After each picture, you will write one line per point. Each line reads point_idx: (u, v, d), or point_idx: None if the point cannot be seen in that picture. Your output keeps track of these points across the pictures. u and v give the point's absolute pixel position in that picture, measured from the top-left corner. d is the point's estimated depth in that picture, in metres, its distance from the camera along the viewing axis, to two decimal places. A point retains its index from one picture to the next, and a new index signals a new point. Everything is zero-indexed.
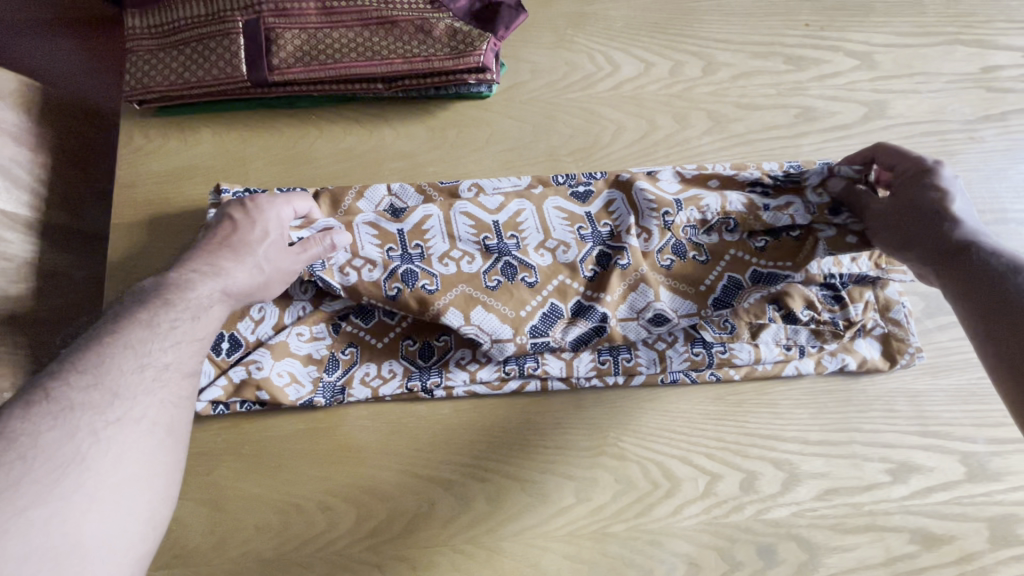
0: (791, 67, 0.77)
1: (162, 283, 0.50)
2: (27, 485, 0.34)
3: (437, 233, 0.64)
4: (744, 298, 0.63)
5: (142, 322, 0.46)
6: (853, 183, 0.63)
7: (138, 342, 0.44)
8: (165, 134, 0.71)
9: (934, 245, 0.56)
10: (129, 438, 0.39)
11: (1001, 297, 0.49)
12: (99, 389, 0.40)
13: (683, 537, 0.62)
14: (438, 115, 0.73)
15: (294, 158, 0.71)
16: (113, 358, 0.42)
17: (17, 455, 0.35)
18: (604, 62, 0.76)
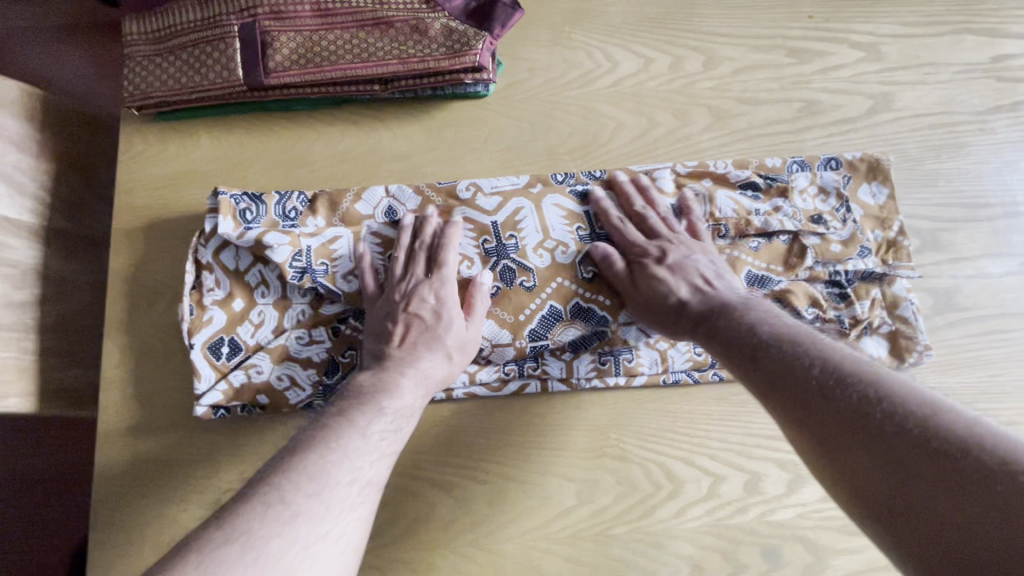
0: (794, 61, 0.75)
1: (375, 381, 0.57)
2: (265, 567, 0.42)
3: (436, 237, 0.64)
4: None
5: (360, 426, 0.52)
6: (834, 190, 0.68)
7: (357, 449, 0.51)
8: (164, 140, 0.71)
9: (676, 317, 0.60)
10: (314, 561, 0.45)
11: (763, 368, 0.51)
12: (303, 496, 0.47)
13: (686, 539, 0.62)
14: (437, 115, 0.72)
15: (294, 162, 0.71)
16: (341, 452, 0.50)
17: (265, 537, 0.43)
18: (603, 59, 0.75)
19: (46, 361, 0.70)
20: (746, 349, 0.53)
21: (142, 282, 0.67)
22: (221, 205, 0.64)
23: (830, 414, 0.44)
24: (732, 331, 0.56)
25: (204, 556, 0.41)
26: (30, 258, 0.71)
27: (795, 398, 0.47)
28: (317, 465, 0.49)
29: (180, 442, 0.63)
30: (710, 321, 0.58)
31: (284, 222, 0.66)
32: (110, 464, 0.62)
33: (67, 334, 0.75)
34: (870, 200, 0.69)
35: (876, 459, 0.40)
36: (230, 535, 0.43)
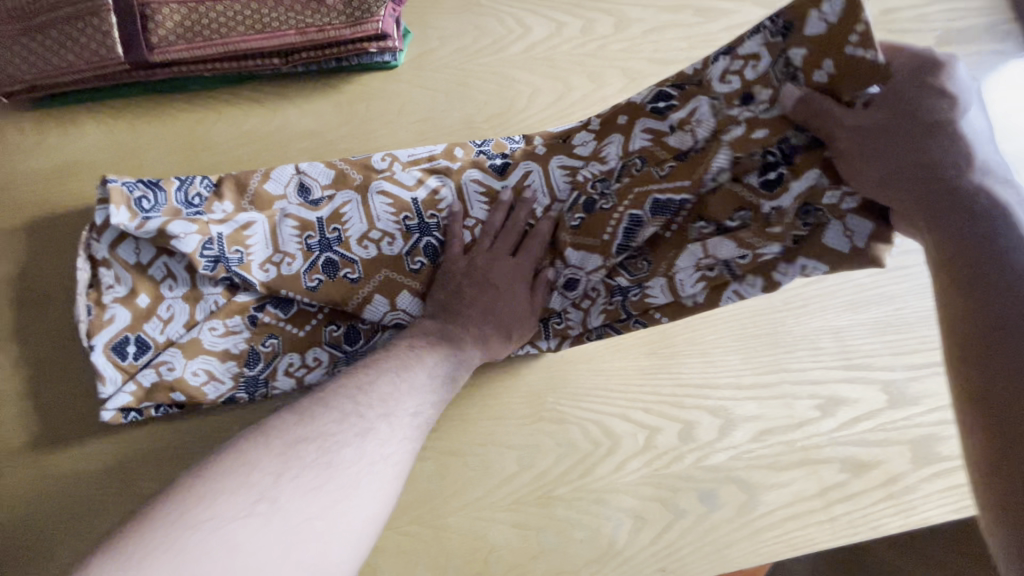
0: (702, 19, 0.76)
1: (445, 333, 0.57)
2: (328, 485, 0.42)
3: (354, 219, 0.61)
4: (638, 239, 0.55)
5: (420, 368, 0.53)
6: (775, 45, 0.47)
7: (424, 388, 0.53)
8: (41, 129, 0.65)
9: (924, 189, 0.44)
10: (375, 480, 0.44)
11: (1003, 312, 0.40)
12: (371, 414, 0.48)
13: (626, 492, 0.63)
14: (345, 88, 0.69)
15: (194, 145, 0.67)
16: (399, 392, 0.51)
17: (326, 460, 0.43)
18: (514, 25, 0.73)
19: None
20: (957, 215, 0.43)
21: (29, 285, 0.62)
22: (112, 193, 0.59)
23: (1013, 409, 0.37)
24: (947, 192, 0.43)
25: (282, 449, 0.43)
26: None
27: (974, 287, 0.41)
28: (384, 395, 0.50)
29: (89, 450, 0.59)
30: (921, 180, 0.44)
31: (187, 210, 0.61)
32: (12, 484, 0.58)
33: None
34: (819, 28, 0.45)
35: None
36: (303, 439, 0.44)
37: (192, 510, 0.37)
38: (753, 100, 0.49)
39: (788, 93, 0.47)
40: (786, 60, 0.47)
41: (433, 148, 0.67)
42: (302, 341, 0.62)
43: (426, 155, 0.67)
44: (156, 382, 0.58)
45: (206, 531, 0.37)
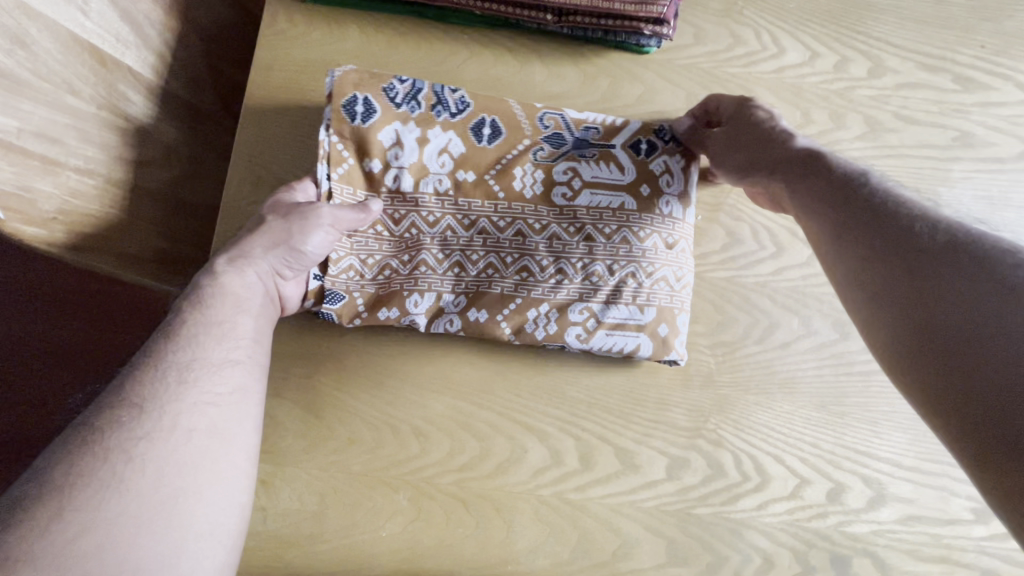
0: (958, 88, 0.73)
1: (215, 298, 0.51)
2: (139, 466, 0.42)
3: (566, 221, 0.62)
4: (524, 249, 0.61)
5: (204, 322, 0.50)
6: (353, 105, 0.58)
7: (210, 338, 0.49)
8: (310, 22, 0.67)
9: (854, 213, 0.53)
10: (209, 419, 0.46)
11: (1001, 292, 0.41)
12: (180, 400, 0.45)
13: (763, 532, 0.63)
14: (595, 62, 0.69)
15: (439, 76, 0.68)
16: (192, 341, 0.48)
17: (145, 433, 0.43)
18: (769, 42, 0.72)
19: (141, 226, 0.69)
20: (908, 255, 0.48)
21: (268, 166, 0.65)
22: (329, 151, 0.59)
23: (968, 362, 0.40)
24: (886, 211, 0.51)
25: (102, 447, 0.41)
26: (144, 117, 0.69)
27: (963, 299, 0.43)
28: (182, 360, 0.47)
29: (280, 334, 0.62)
30: (820, 197, 0.55)
31: (432, 162, 0.60)
32: None
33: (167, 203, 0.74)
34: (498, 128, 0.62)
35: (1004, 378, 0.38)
36: (123, 429, 0.43)
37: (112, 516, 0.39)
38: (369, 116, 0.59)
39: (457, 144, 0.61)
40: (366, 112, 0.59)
41: (603, 141, 0.63)
42: (495, 298, 0.60)
43: (595, 151, 0.63)
44: (337, 322, 0.60)
45: (91, 542, 0.38)
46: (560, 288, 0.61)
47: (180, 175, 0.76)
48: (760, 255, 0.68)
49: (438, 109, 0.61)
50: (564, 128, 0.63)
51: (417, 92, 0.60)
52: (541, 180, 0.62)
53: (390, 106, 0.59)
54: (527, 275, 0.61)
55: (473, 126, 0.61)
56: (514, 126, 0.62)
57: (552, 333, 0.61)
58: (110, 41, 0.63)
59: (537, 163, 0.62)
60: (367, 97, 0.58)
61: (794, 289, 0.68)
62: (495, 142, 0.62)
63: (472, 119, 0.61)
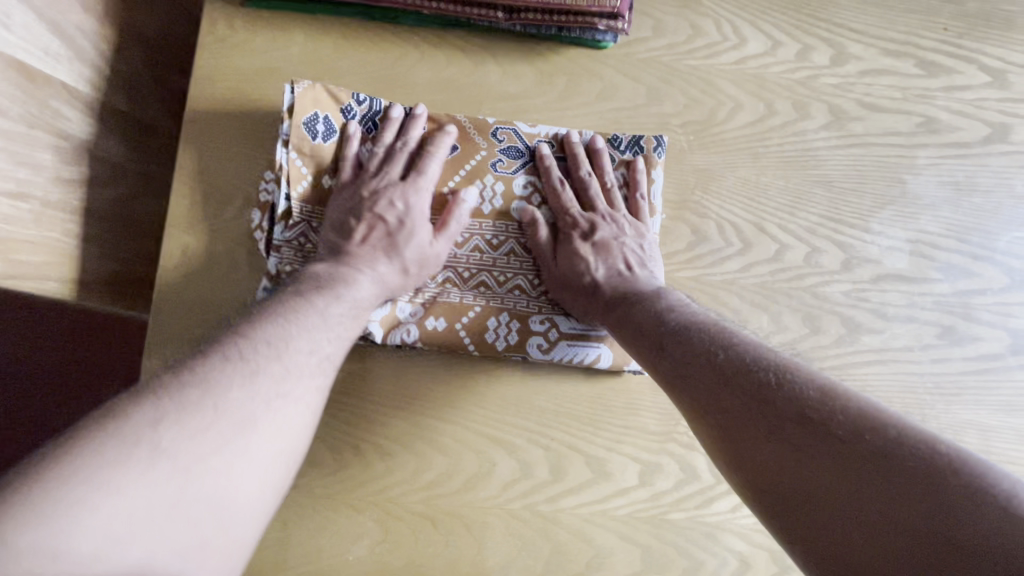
0: (922, 72, 0.72)
1: (329, 272, 0.55)
2: (213, 432, 0.40)
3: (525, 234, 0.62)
4: (482, 266, 0.61)
5: (317, 308, 0.51)
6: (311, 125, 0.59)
7: (315, 325, 0.50)
8: (251, 28, 0.64)
9: (652, 339, 0.55)
10: (278, 417, 0.44)
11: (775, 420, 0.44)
12: (269, 382, 0.44)
13: (738, 534, 0.62)
14: (551, 59, 0.67)
15: (389, 80, 0.65)
16: (296, 329, 0.48)
17: (226, 404, 0.41)
18: (730, 33, 0.70)
19: (84, 248, 0.66)
20: (709, 367, 0.49)
21: (215, 182, 0.62)
22: (288, 168, 0.59)
23: (748, 426, 0.46)
24: (692, 344, 0.52)
25: (192, 398, 0.40)
26: (82, 134, 0.65)
27: (747, 433, 0.46)
28: (279, 341, 0.47)
29: None
30: (630, 324, 0.57)
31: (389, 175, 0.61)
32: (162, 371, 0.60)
33: (114, 223, 0.71)
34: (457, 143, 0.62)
35: (779, 454, 0.43)
36: (219, 389, 0.42)
37: (192, 459, 0.38)
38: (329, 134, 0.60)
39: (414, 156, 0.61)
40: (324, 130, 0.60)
41: (559, 152, 0.65)
42: (453, 308, 0.60)
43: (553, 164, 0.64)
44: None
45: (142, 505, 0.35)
46: (519, 301, 0.62)
47: (125, 192, 0.72)
48: (726, 252, 0.67)
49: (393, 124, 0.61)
50: (520, 139, 0.63)
51: (375, 113, 0.61)
52: (500, 196, 0.62)
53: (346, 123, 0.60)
54: (486, 289, 0.61)
55: (429, 141, 0.62)
56: (472, 139, 0.63)
57: (513, 343, 0.61)
58: (39, 56, 0.59)
59: (497, 176, 0.62)
60: (326, 115, 0.59)
61: (762, 285, 0.67)
62: (453, 155, 0.62)
63: (429, 133, 0.62)
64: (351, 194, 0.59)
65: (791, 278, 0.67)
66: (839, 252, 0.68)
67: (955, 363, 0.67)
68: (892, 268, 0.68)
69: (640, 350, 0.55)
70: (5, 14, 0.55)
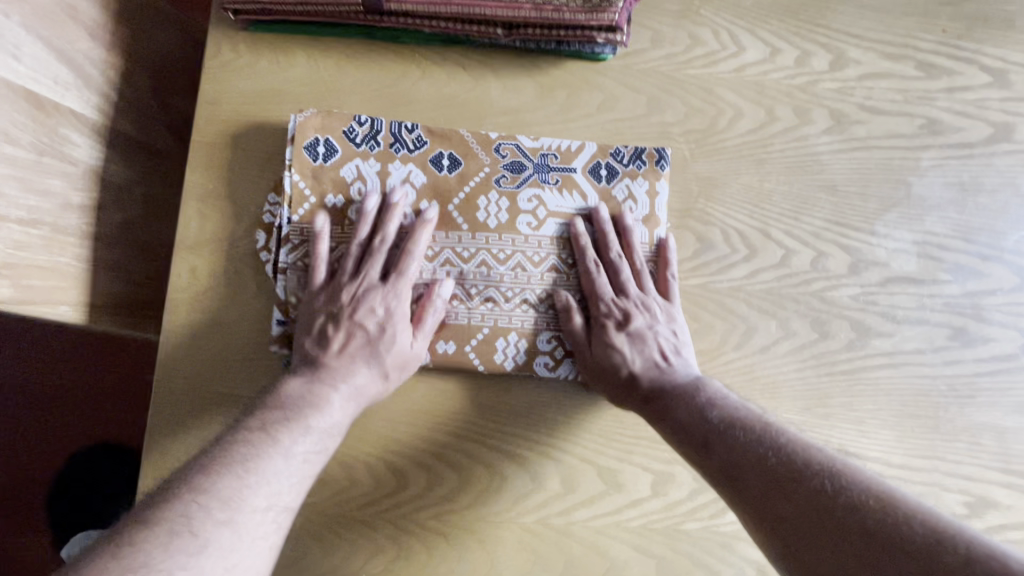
0: (922, 74, 0.72)
1: (306, 392, 0.55)
2: (182, 556, 0.40)
3: (532, 248, 0.63)
4: (488, 283, 0.62)
5: (276, 445, 0.50)
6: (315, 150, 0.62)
7: (278, 465, 0.49)
8: (255, 51, 0.65)
9: (696, 437, 0.54)
10: (247, 545, 0.44)
11: (817, 518, 0.43)
12: (226, 513, 0.44)
13: (754, 543, 0.61)
14: (551, 72, 0.68)
15: (391, 99, 0.66)
16: (257, 449, 0.49)
17: (193, 530, 0.42)
18: (728, 41, 0.71)
19: (95, 271, 0.67)
20: (754, 467, 0.49)
21: (222, 202, 0.63)
22: (293, 194, 0.62)
23: (794, 522, 0.44)
24: (734, 446, 0.51)
25: (162, 527, 0.41)
26: (90, 159, 0.67)
27: (787, 530, 0.44)
28: (232, 489, 0.45)
29: (245, 375, 0.61)
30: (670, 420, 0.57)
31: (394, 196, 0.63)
32: (174, 391, 0.60)
33: (124, 248, 0.72)
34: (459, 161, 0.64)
35: (823, 551, 0.41)
36: (203, 503, 0.44)
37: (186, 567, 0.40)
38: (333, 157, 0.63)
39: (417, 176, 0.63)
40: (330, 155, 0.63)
41: (563, 165, 0.65)
42: (461, 329, 0.61)
43: (557, 176, 0.65)
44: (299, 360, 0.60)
45: None
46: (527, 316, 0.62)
47: (134, 215, 0.73)
48: (732, 259, 0.67)
49: (397, 142, 0.63)
50: (523, 154, 0.64)
51: (376, 132, 0.63)
52: (504, 211, 0.63)
53: (350, 146, 0.63)
54: (494, 305, 0.62)
55: (432, 159, 0.63)
56: (476, 155, 0.64)
57: (521, 362, 0.61)
58: (47, 85, 0.61)
59: (501, 191, 0.64)
60: (327, 138, 0.62)
61: (770, 291, 0.66)
62: (456, 172, 0.63)
63: (431, 151, 0.63)
64: (329, 301, 0.59)
65: (799, 283, 0.67)
66: (845, 256, 0.68)
67: (968, 364, 0.67)
68: (900, 271, 0.68)
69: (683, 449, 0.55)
70: (15, 45, 0.57)
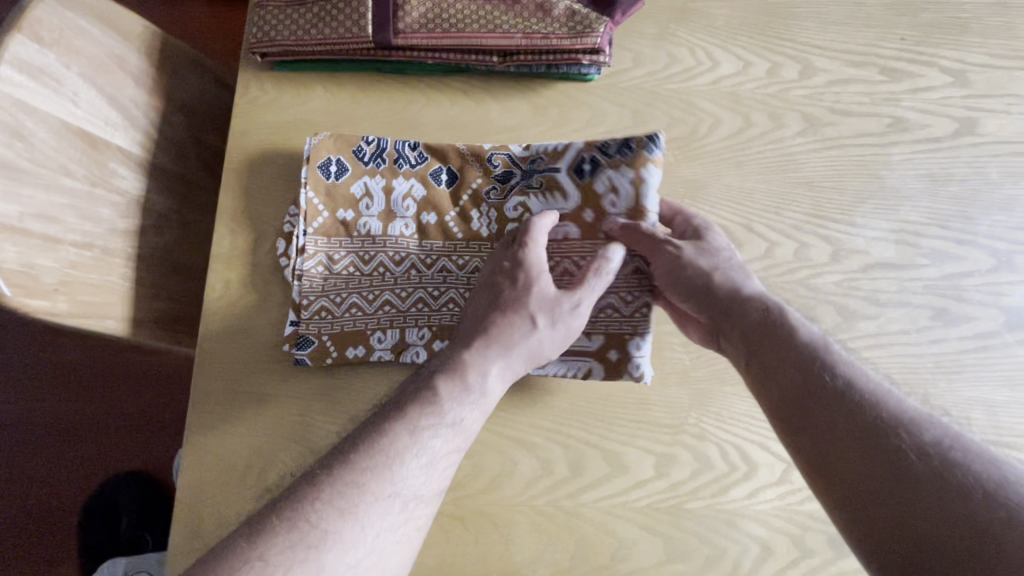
0: (885, 78, 0.78)
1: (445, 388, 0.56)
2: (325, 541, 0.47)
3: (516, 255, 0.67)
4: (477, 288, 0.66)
5: (402, 431, 0.53)
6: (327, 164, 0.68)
7: (406, 449, 0.53)
8: (279, 88, 0.74)
9: (788, 365, 0.58)
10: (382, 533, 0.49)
11: (897, 470, 0.48)
12: (360, 503, 0.49)
13: (757, 520, 0.64)
14: (543, 93, 0.75)
15: (401, 123, 0.74)
16: (390, 441, 0.53)
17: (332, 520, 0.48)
18: (704, 58, 0.78)
19: (139, 289, 0.74)
20: (846, 410, 0.53)
21: (251, 220, 0.70)
22: (307, 207, 0.67)
23: (875, 465, 0.49)
24: (831, 385, 0.55)
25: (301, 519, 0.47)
26: (135, 190, 0.74)
27: (864, 470, 0.50)
28: (367, 475, 0.51)
29: (272, 375, 0.66)
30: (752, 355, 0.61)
31: (396, 208, 0.68)
32: (210, 387, 0.65)
33: (163, 269, 0.79)
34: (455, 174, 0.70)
35: (896, 497, 0.47)
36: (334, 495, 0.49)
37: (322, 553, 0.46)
38: (344, 173, 0.69)
39: (417, 189, 0.69)
40: (342, 171, 0.69)
41: (549, 166, 0.68)
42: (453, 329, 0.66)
43: (542, 177, 0.68)
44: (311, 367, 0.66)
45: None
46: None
47: (172, 239, 0.81)
48: None
49: (401, 158, 0.70)
50: (513, 164, 0.69)
51: (382, 150, 0.69)
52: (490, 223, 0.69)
53: (359, 163, 0.69)
54: None
55: (432, 172, 0.69)
56: (472, 168, 0.70)
57: None
58: (99, 125, 0.69)
59: (492, 202, 0.69)
60: (339, 159, 0.68)
61: (756, 280, 0.71)
62: (455, 184, 0.69)
63: (432, 165, 0.70)
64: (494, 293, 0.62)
65: (783, 272, 0.71)
66: (827, 246, 0.72)
67: (953, 342, 0.70)
68: (880, 257, 0.72)
69: (774, 375, 0.59)
70: (73, 92, 0.66)
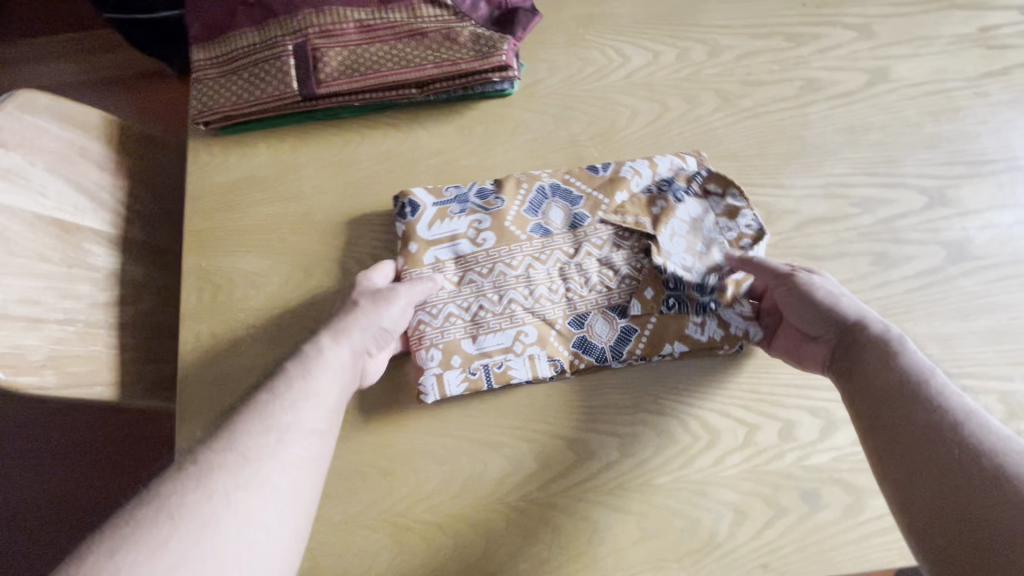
0: (792, 44, 0.81)
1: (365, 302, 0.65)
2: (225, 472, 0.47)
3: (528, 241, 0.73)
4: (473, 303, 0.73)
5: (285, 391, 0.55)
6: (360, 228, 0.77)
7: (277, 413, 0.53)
8: (226, 150, 0.80)
9: (854, 375, 0.58)
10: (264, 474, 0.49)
11: (953, 469, 0.46)
12: (235, 449, 0.49)
13: (727, 486, 0.65)
14: (467, 114, 0.80)
15: (341, 163, 0.79)
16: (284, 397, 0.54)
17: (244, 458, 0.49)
18: (614, 55, 0.82)
19: (122, 355, 0.79)
20: (911, 414, 0.51)
21: (214, 272, 0.75)
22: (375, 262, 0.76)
23: (933, 468, 0.48)
24: (909, 389, 0.53)
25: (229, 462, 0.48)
26: (109, 265, 0.81)
27: (920, 472, 0.48)
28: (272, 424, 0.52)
29: None
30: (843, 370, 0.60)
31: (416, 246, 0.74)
32: (192, 429, 0.68)
33: (145, 334, 0.84)
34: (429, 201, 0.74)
35: (949, 497, 0.45)
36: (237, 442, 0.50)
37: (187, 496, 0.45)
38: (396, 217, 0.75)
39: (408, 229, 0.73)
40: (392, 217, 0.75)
41: None
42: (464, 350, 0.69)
43: None
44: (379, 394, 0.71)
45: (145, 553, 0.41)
46: (575, 305, 0.70)
47: (151, 305, 0.86)
48: None
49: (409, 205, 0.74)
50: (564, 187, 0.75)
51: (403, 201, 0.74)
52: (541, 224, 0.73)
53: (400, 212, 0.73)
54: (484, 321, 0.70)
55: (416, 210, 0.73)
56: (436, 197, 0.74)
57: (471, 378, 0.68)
58: (69, 211, 0.76)
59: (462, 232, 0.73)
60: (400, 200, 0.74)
61: None
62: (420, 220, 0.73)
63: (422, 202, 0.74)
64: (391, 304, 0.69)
65: None
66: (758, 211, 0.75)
67: (897, 284, 0.71)
68: (812, 213, 0.74)
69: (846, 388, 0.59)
70: (41, 186, 0.73)
